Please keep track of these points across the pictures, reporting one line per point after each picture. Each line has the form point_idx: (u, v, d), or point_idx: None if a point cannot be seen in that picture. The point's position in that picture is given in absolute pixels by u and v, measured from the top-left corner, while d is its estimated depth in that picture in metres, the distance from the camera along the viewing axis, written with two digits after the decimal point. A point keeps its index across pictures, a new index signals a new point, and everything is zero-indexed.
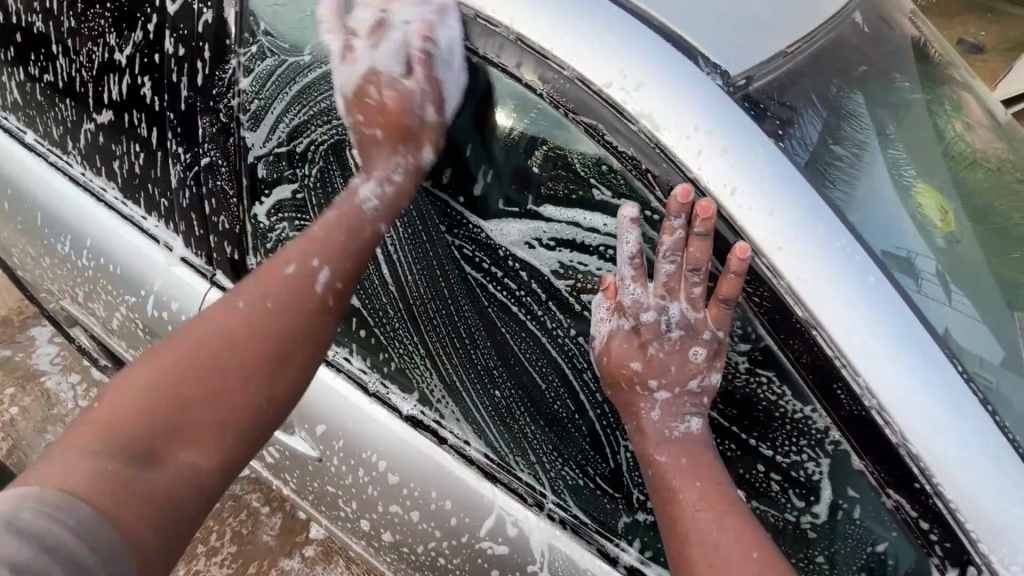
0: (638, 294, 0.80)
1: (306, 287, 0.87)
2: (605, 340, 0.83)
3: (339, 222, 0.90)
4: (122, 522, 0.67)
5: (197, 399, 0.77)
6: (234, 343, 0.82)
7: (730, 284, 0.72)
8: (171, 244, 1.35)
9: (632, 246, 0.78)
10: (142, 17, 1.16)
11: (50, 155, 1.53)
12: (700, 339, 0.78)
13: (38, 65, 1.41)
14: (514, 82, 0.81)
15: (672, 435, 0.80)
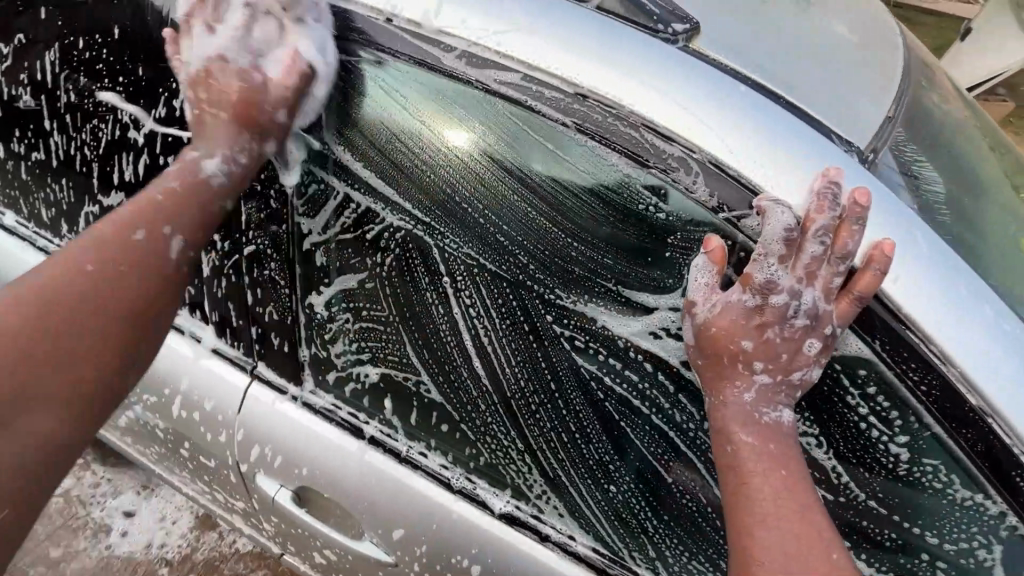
0: (766, 287, 0.74)
1: (152, 251, 0.88)
2: (712, 319, 0.76)
3: (171, 175, 0.92)
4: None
5: (71, 361, 0.78)
6: (112, 292, 0.84)
7: (871, 278, 0.69)
8: (200, 335, 1.20)
9: (785, 220, 0.71)
10: (166, 93, 1.03)
11: (37, 239, 1.35)
12: (820, 333, 0.73)
13: (24, 142, 1.24)
14: (637, 165, 0.77)
15: (762, 418, 0.76)
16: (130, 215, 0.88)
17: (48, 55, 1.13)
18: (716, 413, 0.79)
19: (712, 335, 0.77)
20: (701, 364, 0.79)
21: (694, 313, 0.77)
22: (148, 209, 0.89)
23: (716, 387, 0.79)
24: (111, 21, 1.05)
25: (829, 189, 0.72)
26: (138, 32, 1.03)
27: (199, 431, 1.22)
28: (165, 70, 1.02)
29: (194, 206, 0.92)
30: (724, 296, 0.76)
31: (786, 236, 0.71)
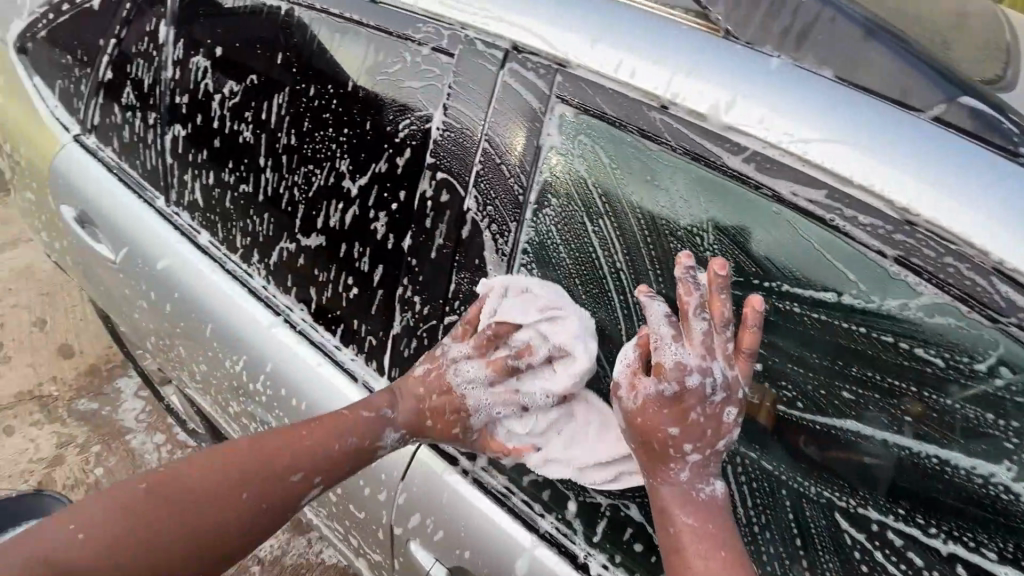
0: (677, 373, 0.75)
1: (294, 487, 0.98)
2: (637, 409, 0.80)
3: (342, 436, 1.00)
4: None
5: (221, 506, 0.93)
6: (269, 462, 0.97)
7: (751, 336, 0.72)
8: (374, 386, 1.18)
9: (661, 310, 0.77)
10: (390, 151, 1.01)
11: (226, 262, 1.40)
12: (735, 399, 0.75)
13: (236, 173, 1.29)
14: (973, 318, 0.64)
15: (698, 497, 0.78)
16: (300, 431, 0.99)
17: (277, 100, 1.16)
18: (656, 493, 0.81)
19: (639, 425, 0.80)
20: (637, 450, 0.82)
21: (620, 401, 0.82)
22: (298, 456, 0.98)
23: (654, 473, 0.82)
24: (348, 76, 1.06)
25: (689, 275, 0.75)
26: (374, 89, 1.03)
27: (358, 482, 1.19)
28: (394, 129, 1.00)
29: (356, 462, 1.01)
30: (642, 387, 0.79)
31: (669, 321, 0.77)
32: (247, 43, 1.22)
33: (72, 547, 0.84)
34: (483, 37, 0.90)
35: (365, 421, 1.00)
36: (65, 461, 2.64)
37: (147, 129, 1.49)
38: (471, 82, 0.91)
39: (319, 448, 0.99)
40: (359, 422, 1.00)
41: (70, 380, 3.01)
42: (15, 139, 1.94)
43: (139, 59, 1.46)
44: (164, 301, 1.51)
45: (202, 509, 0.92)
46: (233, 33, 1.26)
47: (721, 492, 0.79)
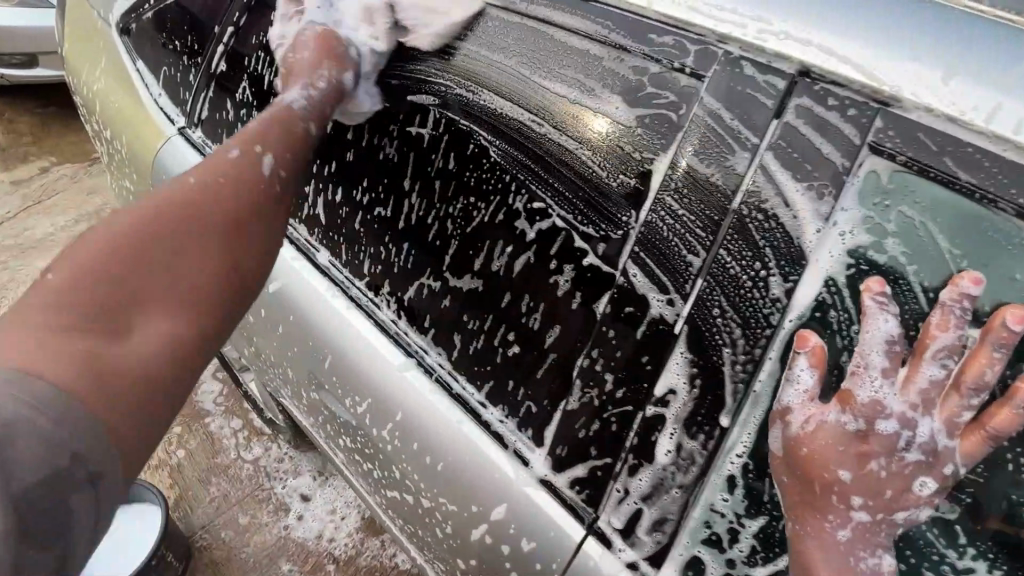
0: (870, 410, 0.64)
1: (243, 165, 1.01)
2: (802, 437, 0.68)
3: (233, 173, 0.99)
4: (98, 404, 0.72)
5: (174, 267, 0.87)
6: (190, 210, 0.92)
7: (1011, 418, 0.58)
8: (529, 458, 1.00)
9: (886, 329, 0.63)
10: (596, 195, 0.81)
11: (349, 286, 1.24)
12: (938, 471, 0.63)
13: (371, 193, 1.12)
14: None
15: (858, 566, 0.67)
16: (212, 166, 0.99)
17: (444, 108, 0.95)
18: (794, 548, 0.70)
19: (803, 460, 0.68)
20: (787, 486, 0.70)
21: (785, 425, 0.69)
22: (201, 171, 0.98)
23: (801, 521, 0.70)
24: (533, 91, 0.85)
25: (960, 307, 0.59)
26: (585, 113, 0.81)
27: (505, 562, 1.03)
28: (606, 170, 0.80)
29: (291, 148, 1.08)
30: (820, 413, 0.67)
31: (887, 348, 0.63)
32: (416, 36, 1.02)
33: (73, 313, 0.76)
34: (754, 57, 0.67)
35: (252, 146, 1.03)
36: None
37: None
38: (731, 116, 0.68)
39: (224, 186, 0.97)
40: (251, 162, 1.02)
41: None
42: (117, 129, 1.84)
43: (261, 52, 1.29)
44: (277, 321, 1.38)
45: (156, 270, 0.85)
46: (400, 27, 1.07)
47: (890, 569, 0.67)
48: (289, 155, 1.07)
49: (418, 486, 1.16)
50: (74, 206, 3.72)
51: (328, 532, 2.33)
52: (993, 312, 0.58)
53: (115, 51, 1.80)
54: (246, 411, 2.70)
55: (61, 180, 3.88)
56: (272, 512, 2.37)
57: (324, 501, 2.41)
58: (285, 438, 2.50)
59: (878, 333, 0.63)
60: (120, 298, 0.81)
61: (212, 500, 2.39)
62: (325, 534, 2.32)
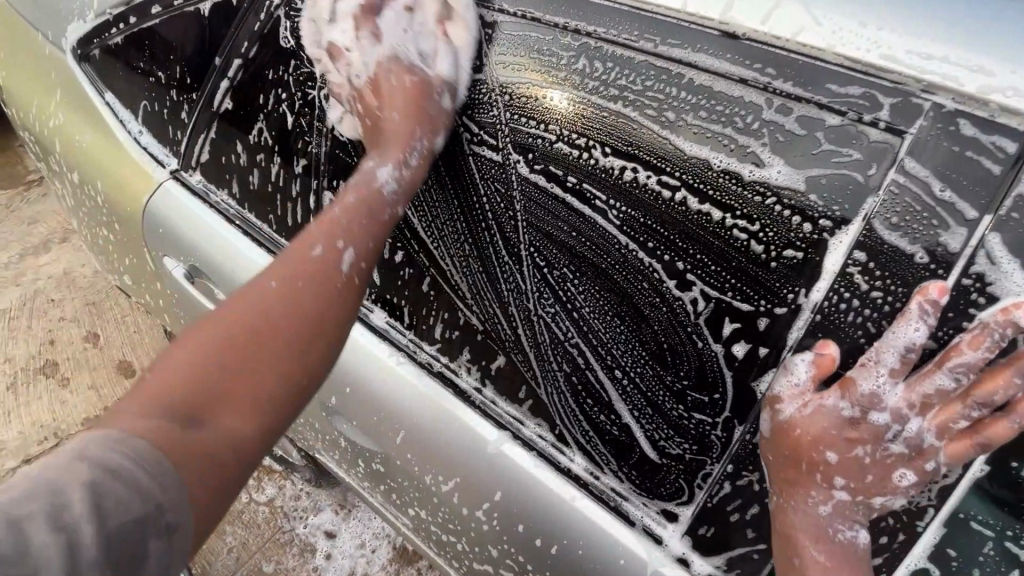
0: (867, 400, 0.69)
1: (328, 263, 0.88)
2: (797, 420, 0.73)
3: (296, 275, 0.86)
4: (171, 394, 0.71)
5: (277, 316, 0.82)
6: (296, 273, 0.86)
7: (1006, 430, 0.62)
8: (661, 535, 0.90)
9: (913, 335, 0.63)
10: (749, 271, 0.70)
11: (418, 352, 1.10)
12: (918, 466, 0.68)
13: (443, 255, 0.98)
14: None
15: (834, 536, 0.73)
16: (299, 242, 0.89)
17: (552, 166, 0.81)
18: (778, 515, 0.76)
19: (793, 441, 0.74)
20: (774, 464, 0.76)
21: (775, 411, 0.74)
22: (314, 240, 0.89)
23: (787, 493, 0.76)
24: (667, 145, 0.73)
25: (1000, 332, 0.59)
26: (737, 179, 0.69)
27: None
28: (762, 243, 0.69)
29: (325, 297, 0.87)
30: (818, 400, 0.72)
31: (903, 351, 0.64)
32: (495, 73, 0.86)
33: (183, 375, 0.74)
34: (973, 112, 0.58)
35: (319, 230, 0.90)
36: None
37: (291, 178, 1.15)
38: (943, 186, 0.59)
39: (323, 274, 0.87)
40: (350, 204, 0.92)
41: None
42: (89, 173, 1.58)
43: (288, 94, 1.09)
44: (328, 390, 1.23)
45: (258, 321, 0.81)
46: (465, 56, 0.88)
47: (862, 544, 0.73)
48: (369, 245, 0.92)
49: (521, 566, 1.06)
50: (15, 240, 3.31)
51: (360, 568, 2.19)
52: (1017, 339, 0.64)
53: (76, 82, 1.53)
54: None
55: None
56: (297, 555, 2.21)
57: (351, 535, 2.26)
58: (300, 476, 2.32)
59: (892, 335, 0.64)
60: (217, 343, 0.77)
61: (229, 551, 2.21)
62: (358, 570, 2.18)
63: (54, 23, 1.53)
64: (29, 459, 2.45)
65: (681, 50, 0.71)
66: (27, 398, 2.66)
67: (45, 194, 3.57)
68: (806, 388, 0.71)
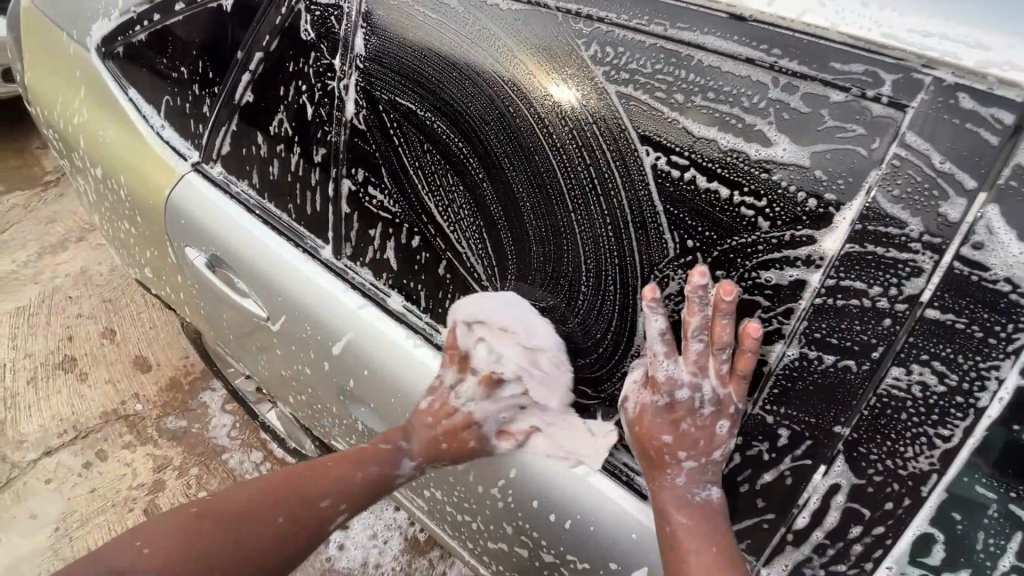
0: (669, 386, 0.85)
1: (326, 519, 1.09)
2: (636, 417, 0.90)
3: (311, 491, 1.08)
4: (219, 502, 1.02)
5: (294, 538, 1.04)
6: (304, 500, 1.07)
7: (746, 361, 0.76)
8: None
9: (659, 326, 0.82)
10: (760, 248, 0.73)
11: (436, 334, 1.14)
12: (726, 413, 0.82)
13: (460, 241, 1.01)
14: None
15: (693, 500, 0.85)
16: (371, 448, 1.15)
17: (572, 152, 0.84)
18: (657, 498, 0.89)
19: (636, 432, 0.90)
20: (636, 455, 0.92)
21: (625, 411, 0.91)
22: (324, 490, 1.09)
23: (653, 478, 0.90)
24: (678, 125, 0.75)
25: (699, 296, 0.77)
26: (744, 157, 0.72)
27: None
28: (769, 219, 0.72)
29: (375, 488, 1.13)
30: (641, 398, 0.89)
31: (662, 339, 0.83)
32: (513, 61, 0.87)
33: (210, 523, 0.99)
34: (972, 85, 0.61)
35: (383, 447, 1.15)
36: (160, 486, 2.43)
37: (310, 168, 1.19)
38: (944, 158, 0.62)
39: (320, 522, 1.08)
40: (378, 452, 1.14)
41: (151, 394, 2.71)
42: (114, 168, 1.63)
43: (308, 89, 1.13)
44: (345, 373, 1.27)
45: (274, 504, 1.05)
46: (479, 42, 0.90)
47: (717, 497, 0.86)
48: (365, 501, 1.13)
49: (535, 541, 1.09)
50: (32, 240, 3.38)
51: (373, 558, 2.22)
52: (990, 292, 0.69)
53: (99, 80, 1.58)
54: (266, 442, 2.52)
55: (13, 210, 3.51)
56: None
57: (364, 526, 2.30)
58: None
59: (655, 328, 0.82)
60: (243, 509, 1.02)
61: None
62: (371, 561, 2.22)
63: (79, 23, 1.59)
64: (49, 452, 2.50)
65: (690, 33, 0.74)
66: (48, 393, 2.72)
67: (61, 195, 3.65)
68: (638, 388, 0.89)
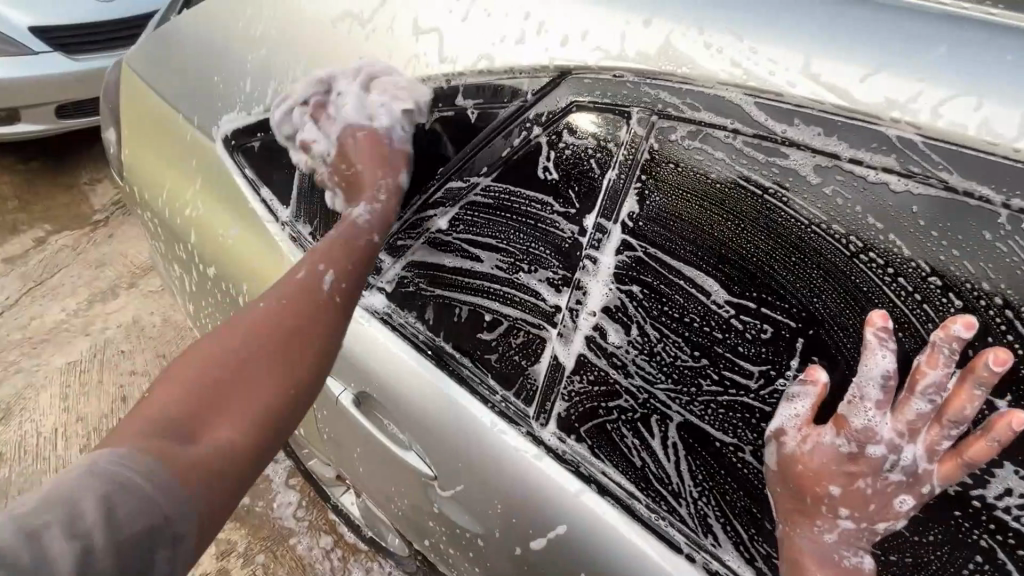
0: (863, 435, 0.67)
1: (306, 284, 0.89)
2: (799, 454, 0.73)
3: (285, 286, 0.90)
4: (232, 325, 0.84)
5: (294, 328, 0.85)
6: (284, 308, 0.87)
7: (986, 449, 0.62)
8: None
9: (885, 366, 0.64)
10: None
11: (689, 550, 0.87)
12: (917, 490, 0.67)
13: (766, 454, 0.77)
14: None
15: (842, 563, 0.73)
16: (342, 228, 0.97)
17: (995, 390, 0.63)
18: (789, 548, 0.76)
19: (798, 474, 0.73)
20: (780, 494, 0.77)
21: (779, 443, 0.75)
22: (315, 260, 0.93)
23: (792, 521, 0.76)
24: None
25: (951, 348, 0.61)
26: None
27: None
28: None
29: (351, 254, 0.95)
30: (816, 435, 0.71)
31: (882, 383, 0.65)
32: (912, 264, 0.63)
33: (231, 342, 0.81)
34: None
35: (339, 230, 0.98)
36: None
37: (519, 321, 0.96)
38: None
39: (320, 301, 0.88)
40: (343, 229, 0.98)
41: None
42: (231, 273, 1.40)
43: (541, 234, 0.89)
44: (547, 566, 1.02)
45: (270, 314, 0.85)
46: (847, 228, 0.66)
47: (870, 567, 0.73)
48: (355, 269, 0.94)
49: None
50: (58, 265, 2.89)
51: None
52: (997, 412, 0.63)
53: (222, 170, 1.37)
54: (337, 523, 2.10)
55: (61, 251, 2.91)
56: None
57: None
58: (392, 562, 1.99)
59: (882, 372, 0.64)
60: (271, 313, 0.86)
61: None
62: None
63: (204, 108, 1.38)
64: None
65: None
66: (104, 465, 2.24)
67: (112, 234, 3.01)
68: (808, 418, 0.72)
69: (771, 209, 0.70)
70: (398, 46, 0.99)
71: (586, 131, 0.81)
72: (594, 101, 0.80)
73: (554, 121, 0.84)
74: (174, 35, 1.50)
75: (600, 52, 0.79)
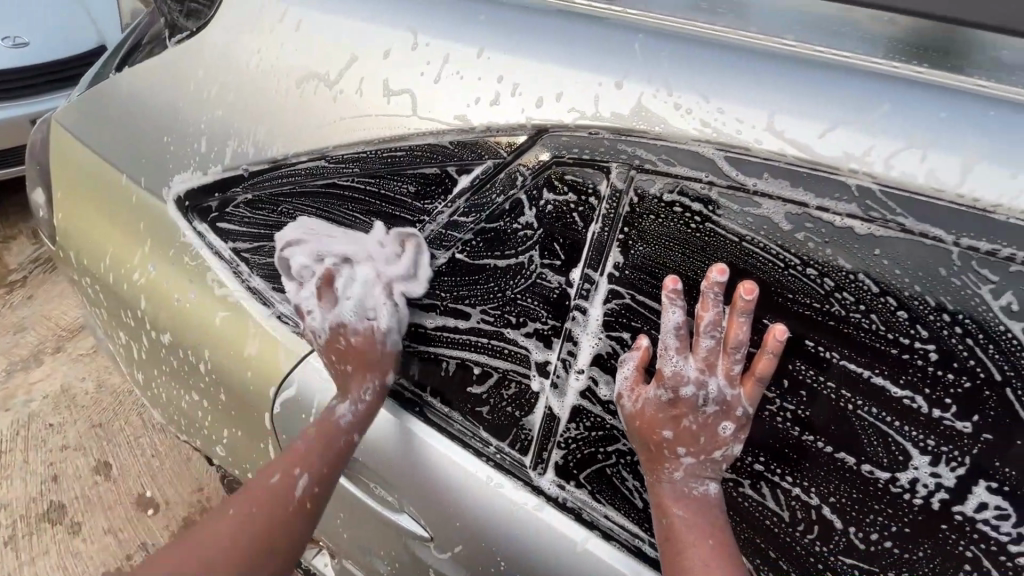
0: (674, 381, 0.80)
1: (282, 490, 1.05)
2: (636, 411, 0.83)
3: (265, 477, 1.07)
4: (212, 519, 1.05)
5: (261, 537, 1.01)
6: (239, 513, 1.04)
7: (767, 362, 0.74)
8: None
9: (675, 319, 0.78)
10: None
11: None
12: (732, 415, 0.79)
13: (770, 487, 0.80)
14: None
15: (692, 493, 0.82)
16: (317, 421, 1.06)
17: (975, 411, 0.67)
18: (655, 493, 0.85)
19: (637, 428, 0.84)
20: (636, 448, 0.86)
21: (622, 406, 0.85)
22: (286, 467, 1.06)
23: (652, 473, 0.86)
24: None
25: (714, 291, 0.75)
26: None
27: None
28: None
29: (324, 445, 1.05)
30: (643, 393, 0.83)
31: (676, 332, 0.79)
32: (882, 299, 0.69)
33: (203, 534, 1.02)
34: None
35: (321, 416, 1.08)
36: None
37: (511, 372, 0.96)
38: None
39: (284, 504, 1.04)
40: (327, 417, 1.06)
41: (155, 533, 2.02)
42: (188, 339, 1.30)
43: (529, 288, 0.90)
44: None
45: (237, 519, 1.03)
46: (819, 267, 0.71)
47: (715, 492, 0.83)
48: (322, 466, 1.06)
49: None
50: None
51: None
52: (767, 330, 0.76)
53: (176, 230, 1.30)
54: None
55: None
56: None
57: None
58: None
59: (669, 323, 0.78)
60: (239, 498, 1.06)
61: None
62: None
63: (153, 167, 1.31)
64: None
65: None
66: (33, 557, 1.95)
67: (31, 296, 2.72)
68: (636, 378, 0.83)
69: (750, 254, 0.74)
70: (368, 106, 0.99)
71: (568, 186, 0.83)
72: (574, 158, 0.82)
73: (536, 177, 0.86)
74: (113, 93, 1.42)
75: (575, 112, 0.82)
